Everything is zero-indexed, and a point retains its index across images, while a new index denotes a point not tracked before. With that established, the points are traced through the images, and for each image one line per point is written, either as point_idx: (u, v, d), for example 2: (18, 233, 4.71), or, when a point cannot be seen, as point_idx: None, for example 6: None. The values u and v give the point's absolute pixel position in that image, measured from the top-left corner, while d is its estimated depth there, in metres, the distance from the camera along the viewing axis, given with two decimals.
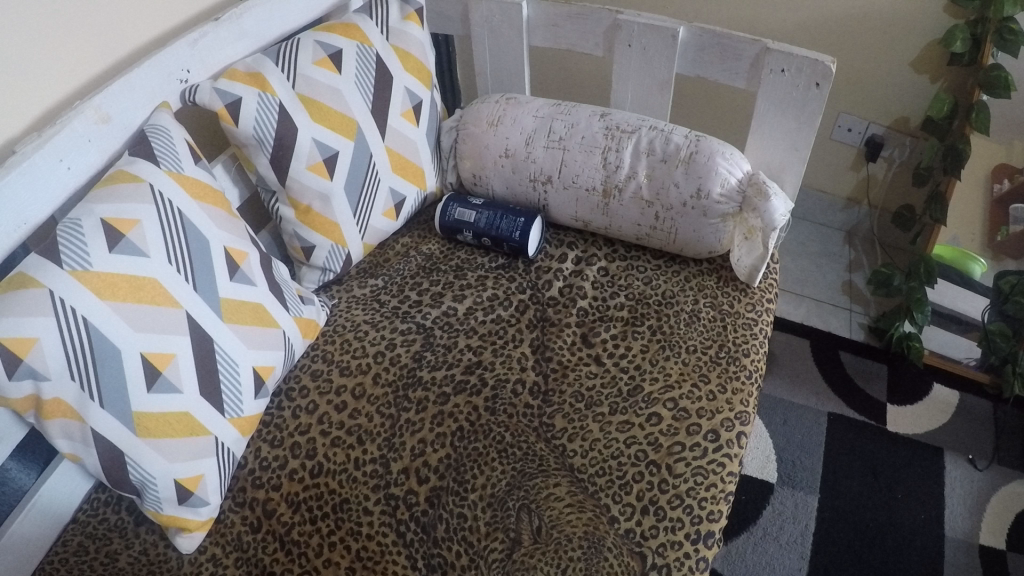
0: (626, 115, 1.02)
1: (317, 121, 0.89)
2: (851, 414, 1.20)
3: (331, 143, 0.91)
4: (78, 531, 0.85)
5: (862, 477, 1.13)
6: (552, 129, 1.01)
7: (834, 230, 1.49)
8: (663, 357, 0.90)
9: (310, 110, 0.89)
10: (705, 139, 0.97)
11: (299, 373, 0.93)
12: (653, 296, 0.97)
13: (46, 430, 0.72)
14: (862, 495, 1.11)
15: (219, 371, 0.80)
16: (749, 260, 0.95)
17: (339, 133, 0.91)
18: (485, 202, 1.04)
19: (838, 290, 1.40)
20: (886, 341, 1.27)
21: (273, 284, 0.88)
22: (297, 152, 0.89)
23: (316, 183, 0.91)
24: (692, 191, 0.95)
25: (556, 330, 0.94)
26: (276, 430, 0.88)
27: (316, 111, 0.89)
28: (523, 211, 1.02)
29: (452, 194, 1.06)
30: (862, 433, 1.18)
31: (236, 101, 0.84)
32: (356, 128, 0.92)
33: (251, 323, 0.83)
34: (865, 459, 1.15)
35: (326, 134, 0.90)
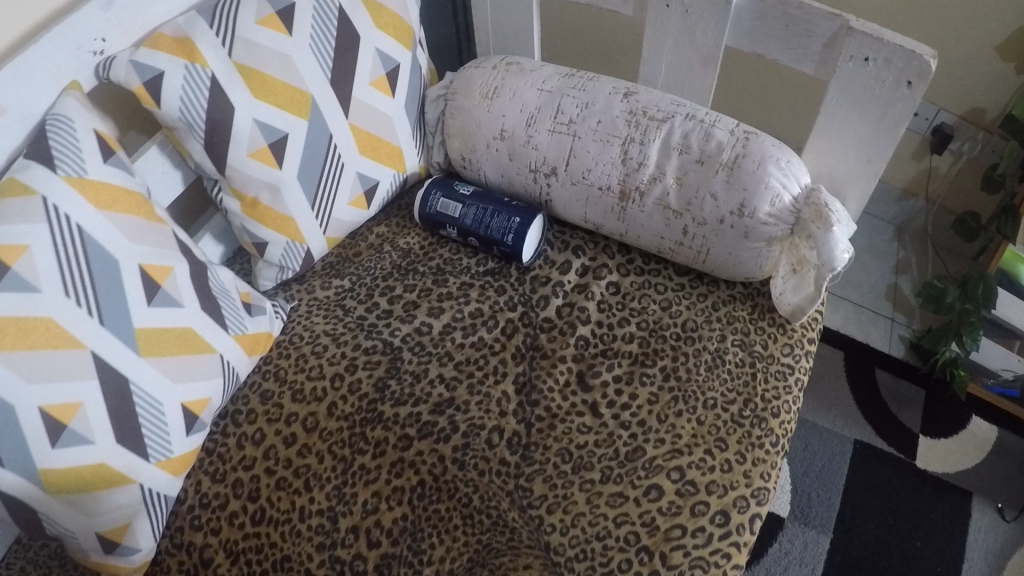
0: (656, 95, 0.82)
1: (260, 97, 0.72)
2: (881, 445, 1.08)
3: (276, 124, 0.74)
4: (21, 554, 0.77)
5: (880, 519, 1.02)
6: (561, 110, 0.82)
7: (884, 221, 1.30)
8: (674, 412, 0.75)
9: (250, 83, 0.71)
10: (755, 135, 0.77)
11: (248, 392, 0.81)
12: (670, 327, 0.81)
13: None
14: (877, 541, 1.00)
15: (138, 413, 0.68)
16: (795, 299, 0.77)
17: (288, 111, 0.74)
18: (477, 192, 0.86)
19: (881, 295, 1.24)
20: (929, 364, 1.13)
21: (208, 297, 0.74)
22: (236, 136, 0.72)
23: (259, 172, 0.75)
24: (732, 208, 0.76)
25: (547, 365, 0.78)
26: (218, 462, 0.77)
27: (257, 85, 0.72)
28: (519, 207, 0.85)
29: (438, 178, 0.89)
30: (888, 468, 1.06)
31: (158, 77, 0.67)
32: (309, 102, 0.75)
33: (174, 353, 0.70)
34: (886, 497, 1.04)
35: (271, 114, 0.73)
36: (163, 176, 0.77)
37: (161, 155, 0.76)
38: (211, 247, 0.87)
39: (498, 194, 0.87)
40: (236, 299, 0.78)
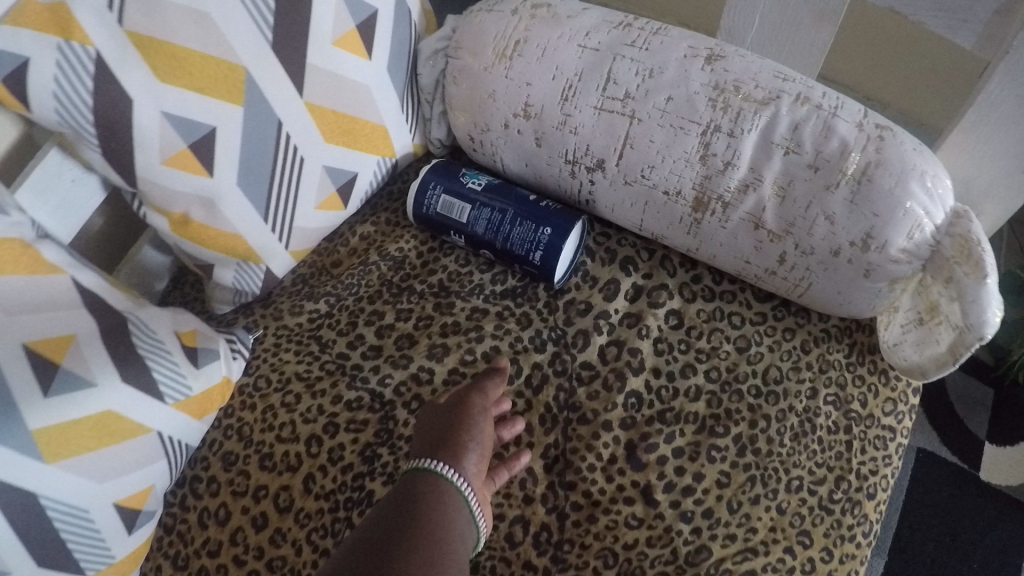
0: (749, 62, 0.59)
1: (170, 79, 0.50)
2: (945, 454, 0.95)
3: (198, 116, 0.52)
4: None
5: (937, 539, 0.90)
6: (613, 78, 0.59)
7: None
8: (749, 497, 0.59)
9: (154, 61, 0.49)
10: (891, 134, 0.55)
11: (208, 454, 0.65)
12: (747, 378, 0.62)
13: None
14: (934, 564, 0.89)
15: (59, 530, 0.53)
16: (917, 357, 0.59)
17: (213, 95, 0.52)
18: (488, 187, 0.65)
19: None
20: (1000, 365, 0.96)
21: (129, 362, 0.57)
22: (141, 141, 0.51)
23: (183, 182, 0.55)
24: (853, 238, 0.55)
25: (587, 434, 0.60)
26: (179, 544, 0.63)
27: (163, 62, 0.50)
28: (551, 211, 0.63)
29: (438, 165, 0.67)
30: (949, 481, 0.94)
31: (19, 67, 0.47)
32: (244, 78, 0.53)
33: (92, 446, 0.54)
34: (947, 513, 0.92)
35: (191, 103, 0.52)
36: (74, 186, 0.61)
37: (67, 161, 0.59)
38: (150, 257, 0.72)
39: (518, 189, 0.65)
40: (175, 350, 0.60)
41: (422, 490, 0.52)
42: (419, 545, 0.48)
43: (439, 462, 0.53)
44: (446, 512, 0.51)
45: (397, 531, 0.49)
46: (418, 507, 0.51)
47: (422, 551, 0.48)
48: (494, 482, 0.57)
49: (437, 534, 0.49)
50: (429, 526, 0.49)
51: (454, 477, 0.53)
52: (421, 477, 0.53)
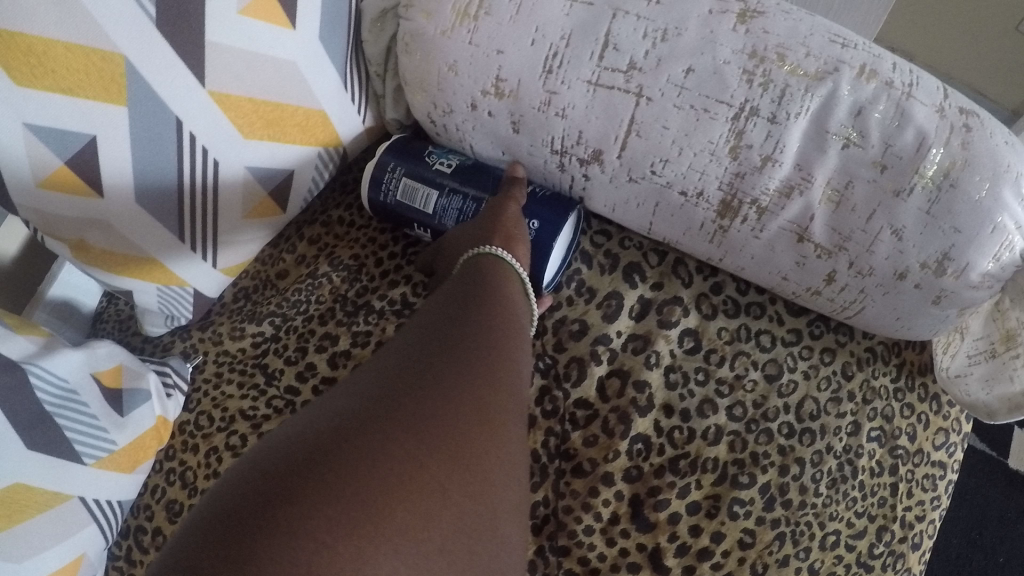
0: (794, 17, 0.44)
1: (30, 81, 0.39)
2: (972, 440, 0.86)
3: (74, 124, 0.41)
4: None
5: (968, 533, 0.82)
6: (613, 43, 0.44)
7: None
8: (777, 560, 0.49)
9: (2, 59, 0.38)
10: (979, 121, 0.41)
11: (151, 503, 0.55)
12: (777, 414, 0.51)
13: None
14: (958, 560, 0.80)
15: None
16: (983, 395, 0.48)
17: (89, 96, 0.41)
18: (460, 167, 0.53)
19: None
20: None
21: (35, 424, 0.47)
22: (7, 158, 0.41)
23: (67, 206, 0.45)
24: (925, 259, 0.42)
25: (583, 488, 0.50)
26: None
27: (17, 60, 0.38)
28: (538, 197, 0.52)
29: (394, 143, 0.55)
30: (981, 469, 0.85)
31: None
32: (124, 69, 0.41)
33: (1, 527, 0.45)
34: (973, 504, 0.83)
35: (62, 108, 0.40)
36: None
37: None
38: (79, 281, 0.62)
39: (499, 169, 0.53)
40: (91, 399, 0.50)
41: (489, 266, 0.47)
42: (493, 298, 0.45)
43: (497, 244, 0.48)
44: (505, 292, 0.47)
45: (466, 299, 0.44)
46: (480, 272, 0.47)
47: (496, 303, 0.44)
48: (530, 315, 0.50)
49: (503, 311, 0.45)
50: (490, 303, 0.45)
51: (512, 261, 0.48)
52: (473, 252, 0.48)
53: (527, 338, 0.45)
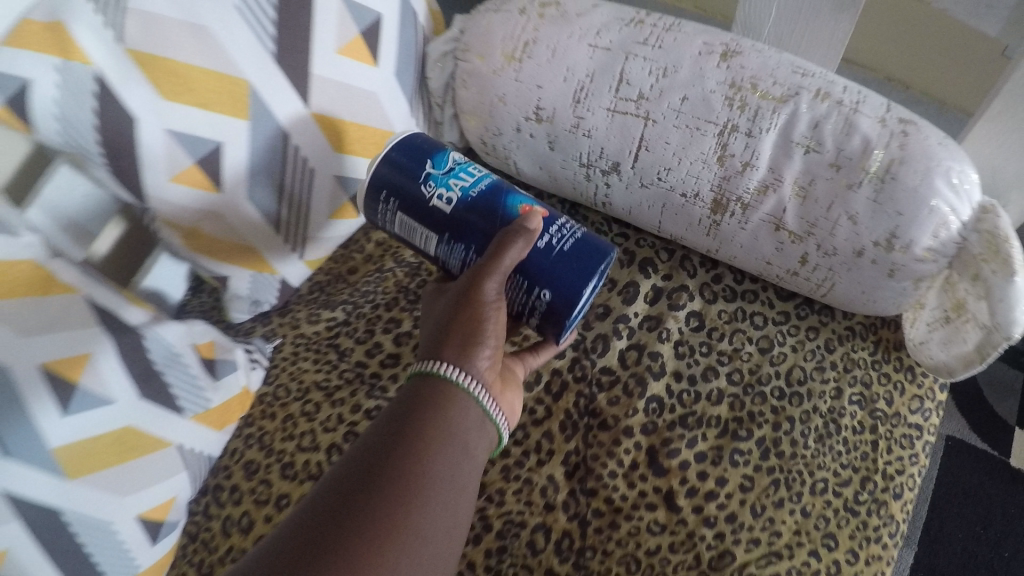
0: (764, 57, 0.57)
1: (173, 96, 0.48)
2: (973, 442, 0.94)
3: (206, 133, 0.50)
4: None
5: (970, 528, 0.89)
6: (626, 79, 0.58)
7: None
8: (773, 501, 0.58)
9: (154, 77, 0.47)
10: (915, 128, 0.54)
11: (229, 463, 0.63)
12: (769, 379, 0.62)
13: None
14: (964, 553, 0.88)
15: (84, 546, 0.51)
16: (943, 355, 0.58)
17: (221, 109, 0.50)
18: (461, 206, 0.52)
19: None
20: None
21: (147, 381, 0.55)
22: (148, 161, 0.49)
23: (193, 200, 0.53)
24: (877, 238, 0.54)
25: (607, 440, 0.60)
26: (203, 552, 0.60)
27: (164, 79, 0.47)
28: (558, 263, 0.50)
29: (403, 157, 0.54)
30: (980, 468, 0.92)
31: (21, 90, 0.43)
32: (249, 92, 0.51)
33: (115, 462, 0.53)
34: (976, 501, 0.91)
35: (194, 117, 0.49)
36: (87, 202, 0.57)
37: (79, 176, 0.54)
38: (169, 271, 0.66)
39: (507, 212, 0.51)
40: (193, 365, 0.59)
41: (430, 389, 0.46)
42: (417, 437, 0.43)
43: (449, 364, 0.46)
44: (464, 407, 0.46)
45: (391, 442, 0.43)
46: (417, 400, 0.45)
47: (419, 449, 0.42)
48: (535, 357, 0.58)
49: (450, 431, 0.44)
50: (435, 423, 0.44)
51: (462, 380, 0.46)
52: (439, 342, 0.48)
53: (453, 479, 0.43)
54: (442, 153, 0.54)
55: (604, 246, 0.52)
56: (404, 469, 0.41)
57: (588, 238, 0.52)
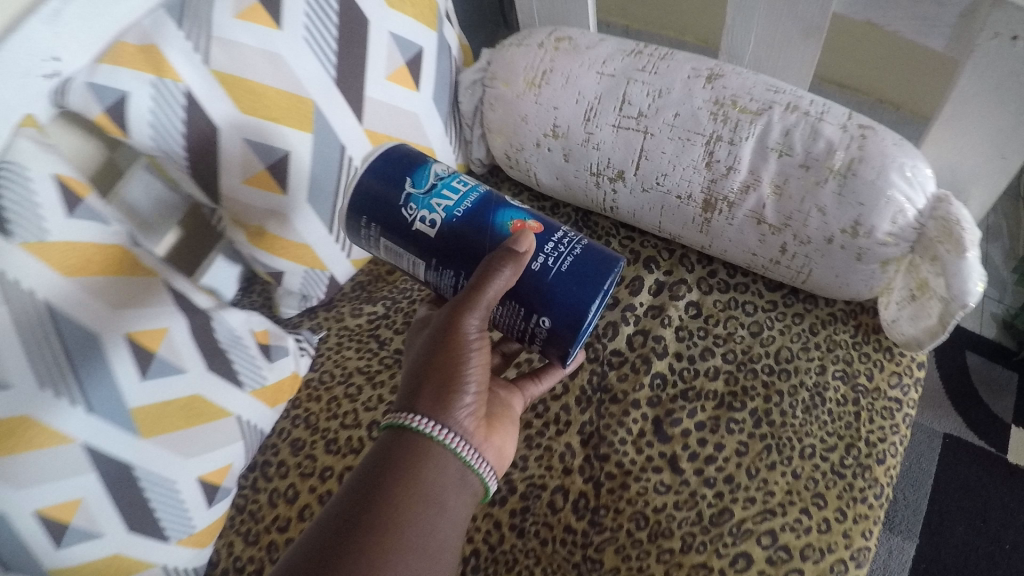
0: (744, 78, 0.68)
1: (250, 111, 0.58)
2: (971, 439, 0.99)
3: (275, 142, 0.60)
4: None
5: (970, 522, 0.94)
6: (628, 100, 0.68)
7: None
8: (766, 464, 0.65)
9: (235, 95, 0.57)
10: (873, 132, 0.63)
11: (277, 441, 0.71)
12: (760, 358, 0.69)
13: None
14: (965, 546, 0.92)
15: (150, 497, 0.59)
16: (913, 331, 0.65)
17: (289, 124, 0.60)
18: (444, 229, 0.54)
19: None
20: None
21: (214, 358, 0.62)
22: (224, 164, 0.59)
23: (261, 200, 0.62)
24: (844, 226, 0.63)
25: (618, 411, 0.68)
26: (250, 522, 0.68)
27: (244, 96, 0.57)
28: (557, 289, 0.53)
29: (381, 176, 0.57)
30: (979, 464, 0.97)
31: (121, 101, 0.53)
32: (313, 110, 0.60)
33: (182, 426, 0.60)
34: (976, 497, 0.95)
35: (266, 129, 0.59)
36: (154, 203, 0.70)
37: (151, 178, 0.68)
38: (223, 272, 0.76)
39: (495, 234, 0.54)
40: (252, 347, 0.66)
41: (407, 442, 0.50)
42: (392, 487, 0.48)
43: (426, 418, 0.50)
44: (440, 459, 0.50)
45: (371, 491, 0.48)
46: (397, 450, 0.50)
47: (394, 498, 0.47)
48: (538, 386, 0.65)
49: (423, 489, 0.48)
50: (410, 478, 0.48)
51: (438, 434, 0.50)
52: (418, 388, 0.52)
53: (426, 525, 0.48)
54: (421, 170, 0.57)
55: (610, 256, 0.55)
56: (377, 532, 0.46)
57: (589, 250, 0.55)
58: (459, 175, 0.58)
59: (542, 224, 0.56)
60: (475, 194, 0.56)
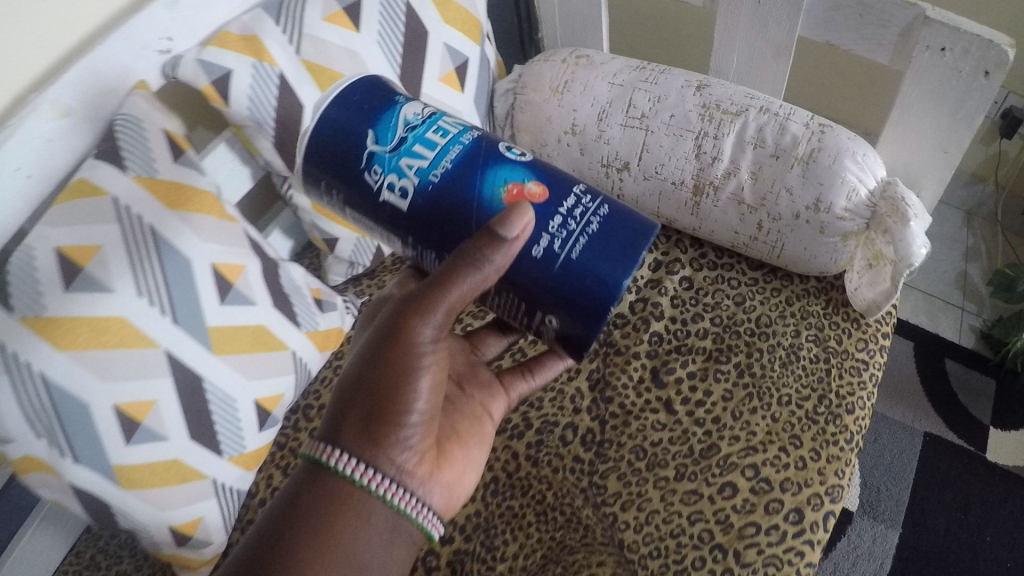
0: (728, 88, 0.80)
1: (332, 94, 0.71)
2: (951, 438, 1.06)
3: None
4: (91, 543, 0.82)
5: (951, 513, 1.00)
6: (633, 104, 0.81)
7: (952, 207, 1.25)
8: (748, 409, 0.75)
9: (319, 81, 0.70)
10: (831, 129, 0.76)
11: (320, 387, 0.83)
12: (743, 322, 0.80)
13: (25, 483, 0.65)
14: (946, 535, 0.99)
15: (212, 410, 0.69)
16: (871, 295, 0.76)
17: None
18: (419, 195, 0.52)
19: (951, 283, 1.20)
20: (999, 355, 1.09)
21: (280, 297, 0.75)
22: None
23: None
24: (808, 203, 0.75)
25: (621, 361, 0.79)
26: (290, 457, 0.79)
27: (327, 83, 0.70)
28: (566, 278, 0.50)
29: (343, 130, 0.54)
30: (959, 460, 1.04)
31: (226, 76, 0.67)
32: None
33: (248, 350, 0.71)
34: (957, 491, 1.02)
35: None
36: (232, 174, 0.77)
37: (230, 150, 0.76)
38: (280, 244, 0.88)
39: (485, 208, 0.51)
40: (308, 298, 0.78)
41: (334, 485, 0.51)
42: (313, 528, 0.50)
43: (357, 462, 0.50)
44: (361, 514, 0.50)
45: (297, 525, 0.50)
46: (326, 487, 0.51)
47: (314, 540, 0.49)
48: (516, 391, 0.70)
49: (337, 553, 0.49)
50: (329, 532, 0.49)
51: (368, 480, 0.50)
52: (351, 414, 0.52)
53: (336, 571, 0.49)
54: (388, 120, 0.54)
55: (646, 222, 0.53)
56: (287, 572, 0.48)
57: (612, 218, 0.52)
58: (432, 124, 0.54)
59: (547, 189, 0.52)
60: (453, 152, 0.53)
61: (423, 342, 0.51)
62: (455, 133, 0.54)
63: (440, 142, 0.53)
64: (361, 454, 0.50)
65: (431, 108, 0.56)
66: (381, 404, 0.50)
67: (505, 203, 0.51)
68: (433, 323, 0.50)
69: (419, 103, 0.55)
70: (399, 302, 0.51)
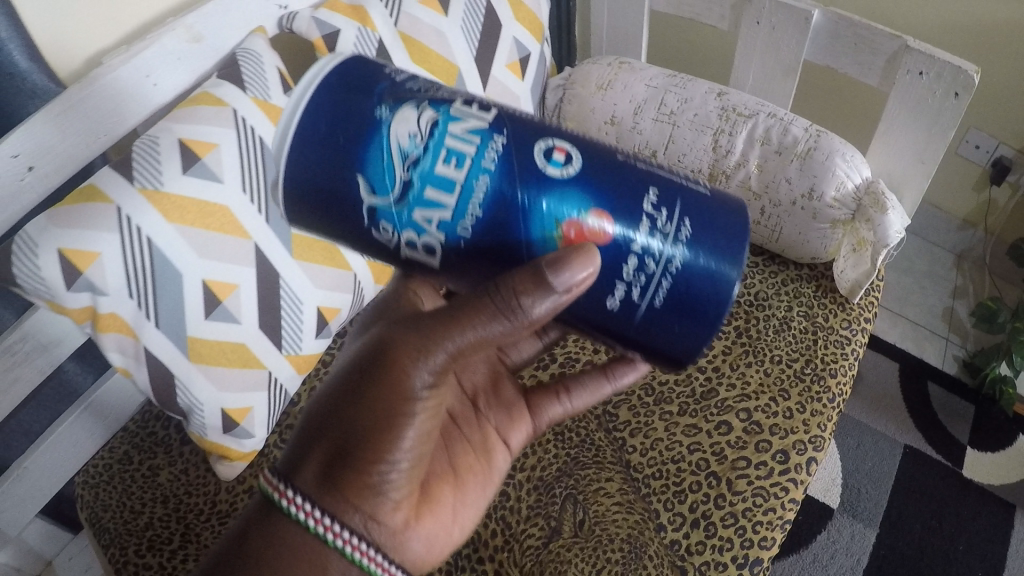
0: (744, 97, 0.95)
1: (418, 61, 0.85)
2: (929, 452, 1.15)
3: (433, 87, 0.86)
4: (125, 440, 0.91)
5: (925, 521, 1.09)
6: (664, 102, 0.95)
7: (946, 249, 1.39)
8: (744, 363, 0.85)
9: (410, 50, 0.85)
10: (825, 134, 0.89)
11: None
12: (744, 294, 0.91)
13: (101, 343, 0.72)
14: (920, 539, 1.07)
15: (282, 307, 0.79)
16: (854, 276, 0.88)
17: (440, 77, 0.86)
18: (448, 248, 0.46)
19: (938, 316, 1.33)
20: (978, 381, 1.20)
21: None
22: None
23: None
24: (803, 191, 0.87)
25: None
26: None
27: (415, 52, 0.85)
28: (653, 323, 0.46)
29: (327, 178, 0.45)
30: (936, 473, 1.13)
31: (335, 32, 0.81)
32: (456, 73, 0.87)
33: (320, 261, 0.81)
34: (931, 501, 1.10)
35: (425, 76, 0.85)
36: None
37: None
38: None
39: (537, 251, 0.45)
40: None
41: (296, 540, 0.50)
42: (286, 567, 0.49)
43: (323, 515, 0.49)
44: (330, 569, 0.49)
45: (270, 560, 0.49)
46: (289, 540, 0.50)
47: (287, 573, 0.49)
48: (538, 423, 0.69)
49: None
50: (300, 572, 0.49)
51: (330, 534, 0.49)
52: (318, 449, 0.51)
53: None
54: (379, 158, 0.44)
55: (737, 229, 0.47)
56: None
57: (700, 243, 0.45)
58: (438, 151, 0.44)
59: (611, 219, 0.44)
60: (480, 191, 0.44)
61: (416, 387, 0.49)
62: (473, 156, 0.44)
63: (456, 174, 0.44)
64: (317, 497, 0.49)
65: (424, 115, 0.44)
66: (355, 445, 0.50)
67: (562, 247, 0.45)
68: (427, 368, 0.48)
69: (410, 116, 0.44)
70: (402, 340, 0.49)
